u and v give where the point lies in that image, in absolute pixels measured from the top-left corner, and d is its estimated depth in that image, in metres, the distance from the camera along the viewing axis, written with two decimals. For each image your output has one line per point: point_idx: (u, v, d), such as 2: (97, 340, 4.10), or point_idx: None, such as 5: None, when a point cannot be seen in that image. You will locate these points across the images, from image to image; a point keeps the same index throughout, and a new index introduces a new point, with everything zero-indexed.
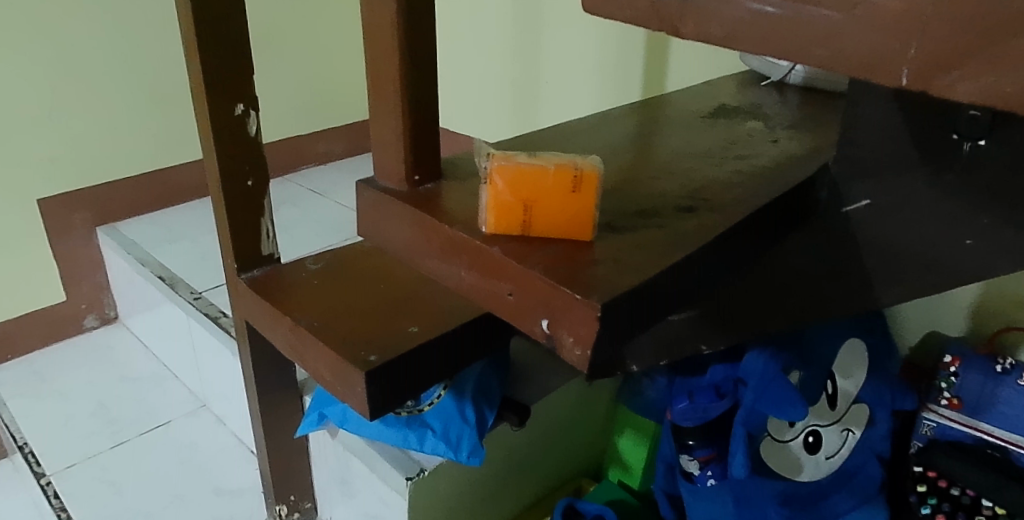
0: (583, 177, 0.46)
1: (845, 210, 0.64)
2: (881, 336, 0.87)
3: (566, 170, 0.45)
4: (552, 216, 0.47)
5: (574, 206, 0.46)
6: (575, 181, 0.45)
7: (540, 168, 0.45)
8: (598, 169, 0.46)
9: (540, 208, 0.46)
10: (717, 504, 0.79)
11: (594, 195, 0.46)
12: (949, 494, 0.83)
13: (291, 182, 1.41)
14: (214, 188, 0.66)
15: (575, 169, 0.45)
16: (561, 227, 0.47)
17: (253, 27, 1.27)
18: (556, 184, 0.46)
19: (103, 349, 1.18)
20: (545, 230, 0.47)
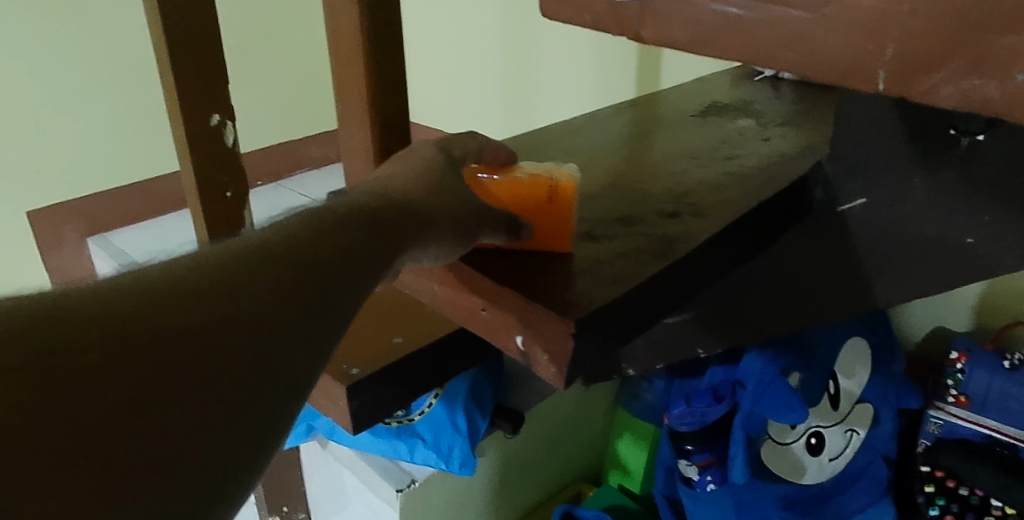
0: (557, 185, 0.45)
1: (840, 210, 0.63)
2: (883, 335, 0.84)
3: (540, 181, 0.46)
4: (527, 228, 0.46)
5: (547, 218, 0.45)
6: (548, 190, 0.45)
7: (515, 179, 0.46)
8: (574, 181, 0.46)
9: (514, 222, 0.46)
10: (718, 510, 0.78)
11: (570, 207, 0.45)
12: (958, 495, 0.81)
13: (285, 185, 1.40)
14: (193, 201, 0.65)
15: (549, 180, 0.46)
16: (538, 240, 0.46)
17: (233, 31, 1.26)
18: (529, 196, 0.45)
19: None
20: (522, 244, 0.46)
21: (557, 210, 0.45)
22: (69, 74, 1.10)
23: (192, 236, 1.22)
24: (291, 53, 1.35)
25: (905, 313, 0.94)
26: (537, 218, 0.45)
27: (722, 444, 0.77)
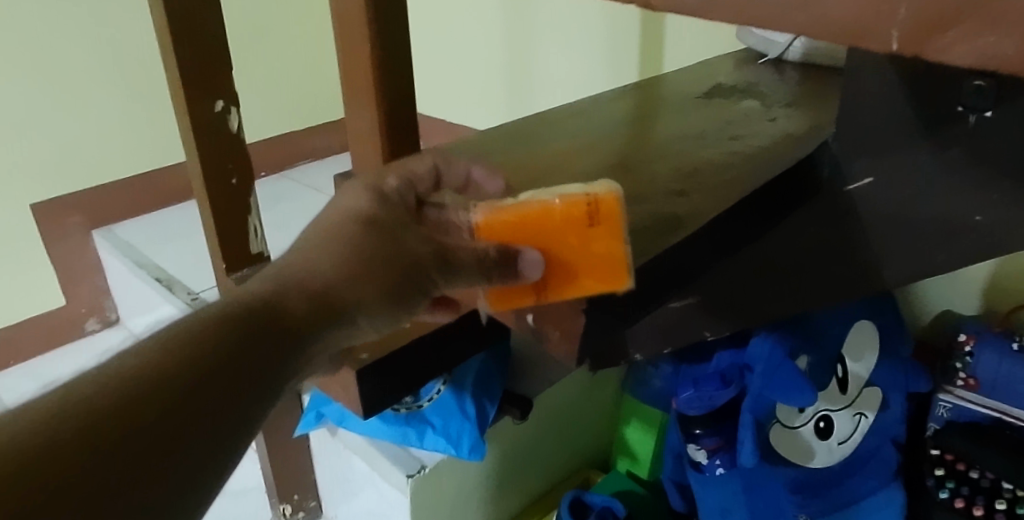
0: (600, 206, 0.37)
1: (849, 188, 0.60)
2: (892, 318, 0.84)
3: (576, 203, 0.37)
4: (573, 269, 0.39)
5: (598, 247, 0.38)
6: (587, 212, 0.37)
7: (543, 207, 0.38)
8: (615, 192, 0.37)
9: (553, 259, 0.38)
10: (727, 494, 0.78)
11: (614, 227, 0.37)
12: (968, 478, 0.80)
13: (288, 176, 1.40)
14: (198, 188, 0.65)
15: (586, 197, 0.37)
16: (589, 278, 0.39)
17: (235, 19, 1.26)
18: (563, 222, 0.37)
19: (103, 351, 1.19)
20: (569, 287, 0.39)
21: (606, 236, 0.38)
22: (71, 65, 1.11)
23: (197, 228, 1.23)
24: (292, 44, 1.35)
25: (916, 295, 0.94)
26: (584, 249, 0.38)
27: (730, 428, 0.77)
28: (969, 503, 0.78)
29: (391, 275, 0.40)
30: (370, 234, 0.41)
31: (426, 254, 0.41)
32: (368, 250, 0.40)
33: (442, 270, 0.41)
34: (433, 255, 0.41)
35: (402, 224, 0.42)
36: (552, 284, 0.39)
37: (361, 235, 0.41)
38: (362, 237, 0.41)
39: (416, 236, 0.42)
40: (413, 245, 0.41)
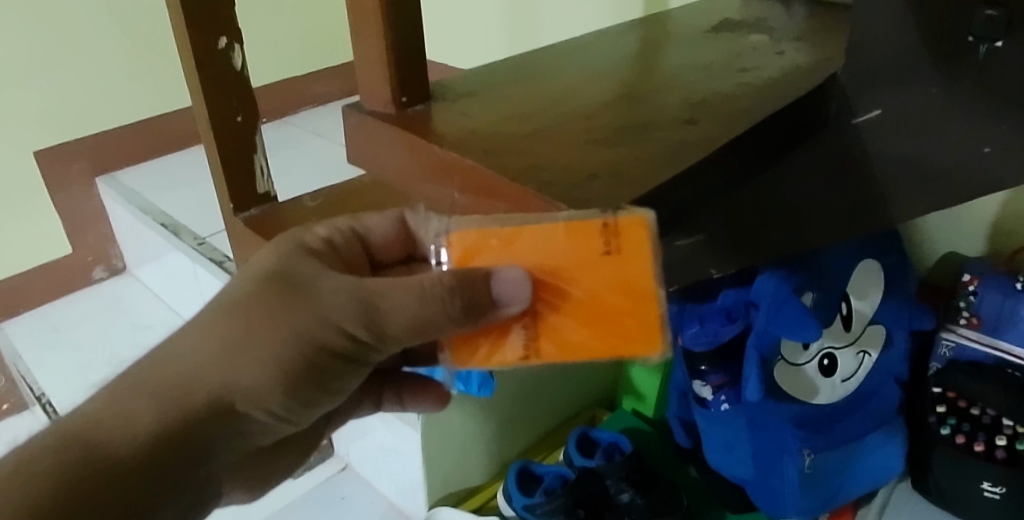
0: (621, 228, 0.33)
1: (856, 121, 0.63)
2: (897, 257, 0.84)
3: (591, 226, 0.33)
4: (581, 309, 0.33)
5: (615, 289, 0.33)
6: (606, 235, 0.33)
7: (548, 230, 0.33)
8: (641, 223, 0.33)
9: (559, 295, 0.33)
10: (732, 428, 0.81)
11: (634, 263, 0.33)
12: (969, 415, 0.81)
13: (289, 124, 1.39)
14: (203, 126, 0.64)
15: (602, 219, 0.33)
16: (603, 329, 0.34)
17: None
18: (577, 245, 0.33)
19: (113, 300, 1.22)
20: (572, 333, 0.34)
21: (629, 272, 0.33)
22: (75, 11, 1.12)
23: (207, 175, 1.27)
24: None
25: (921, 235, 0.93)
26: (597, 286, 0.33)
27: (737, 365, 0.78)
28: (970, 439, 0.79)
29: (307, 342, 0.34)
30: (273, 302, 0.34)
31: (347, 316, 0.33)
32: (270, 328, 0.34)
33: (373, 333, 0.34)
34: (357, 314, 0.33)
35: (316, 270, 0.35)
36: (549, 328, 0.34)
37: (256, 307, 0.34)
38: (270, 307, 0.34)
39: (338, 287, 0.34)
40: (337, 306, 0.33)
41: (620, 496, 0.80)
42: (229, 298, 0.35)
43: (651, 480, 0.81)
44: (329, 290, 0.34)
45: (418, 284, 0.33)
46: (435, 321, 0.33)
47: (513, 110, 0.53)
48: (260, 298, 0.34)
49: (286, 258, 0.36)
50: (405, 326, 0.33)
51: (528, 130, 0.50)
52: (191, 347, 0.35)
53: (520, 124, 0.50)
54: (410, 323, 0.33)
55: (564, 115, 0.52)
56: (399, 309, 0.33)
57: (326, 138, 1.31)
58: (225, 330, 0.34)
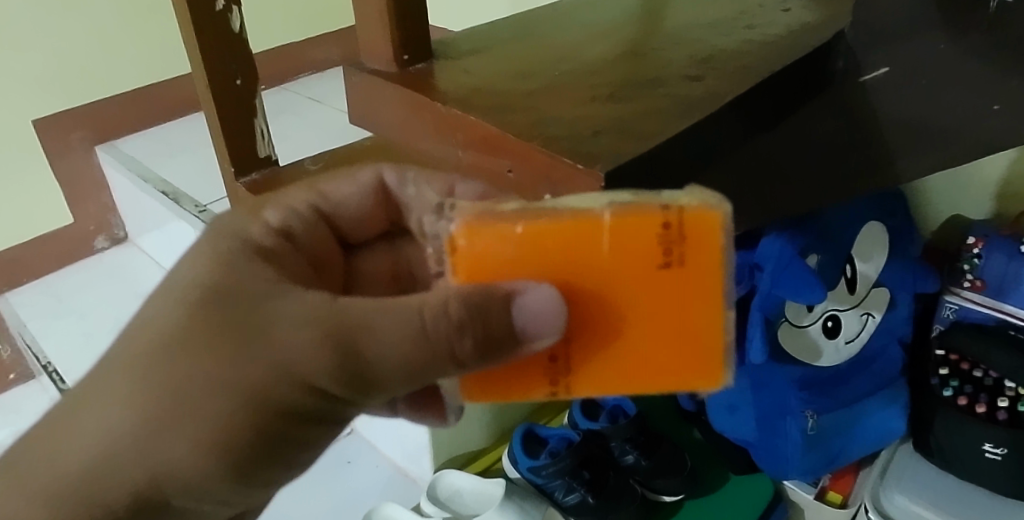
0: (690, 223, 0.27)
1: (862, 80, 0.62)
2: (903, 219, 0.83)
3: (650, 222, 0.27)
4: (627, 333, 0.29)
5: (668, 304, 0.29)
6: (664, 239, 0.27)
7: (589, 230, 0.27)
8: (714, 219, 0.27)
9: (601, 313, 0.29)
10: (736, 390, 0.81)
11: (700, 269, 0.28)
12: (972, 377, 0.81)
13: (288, 91, 1.38)
14: (203, 89, 0.64)
15: (665, 214, 0.27)
16: (658, 354, 0.29)
17: None
18: (626, 253, 0.28)
19: (116, 268, 1.23)
20: (616, 359, 0.30)
21: (688, 285, 0.28)
22: None
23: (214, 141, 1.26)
24: None
25: (924, 197, 0.92)
26: (653, 302, 0.28)
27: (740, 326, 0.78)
28: (972, 401, 0.79)
29: (261, 393, 0.32)
30: (205, 341, 0.32)
31: (323, 368, 0.31)
32: (213, 384, 0.31)
33: (355, 384, 0.31)
34: (334, 363, 0.30)
35: (256, 295, 0.33)
36: (584, 353, 0.30)
37: (193, 357, 0.32)
38: (202, 347, 0.32)
39: (290, 320, 0.31)
40: (291, 348, 0.31)
41: (624, 458, 0.83)
42: (156, 338, 0.32)
43: (655, 443, 0.83)
44: (274, 324, 0.31)
45: (414, 315, 0.30)
46: (436, 357, 0.30)
47: (516, 68, 0.52)
48: (191, 339, 0.32)
49: (225, 289, 0.33)
50: (399, 367, 0.31)
51: (533, 87, 0.49)
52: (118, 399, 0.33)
53: (524, 81, 0.50)
54: (383, 365, 0.31)
55: (568, 73, 0.51)
56: (380, 348, 0.30)
57: (325, 103, 1.30)
58: (158, 377, 0.32)
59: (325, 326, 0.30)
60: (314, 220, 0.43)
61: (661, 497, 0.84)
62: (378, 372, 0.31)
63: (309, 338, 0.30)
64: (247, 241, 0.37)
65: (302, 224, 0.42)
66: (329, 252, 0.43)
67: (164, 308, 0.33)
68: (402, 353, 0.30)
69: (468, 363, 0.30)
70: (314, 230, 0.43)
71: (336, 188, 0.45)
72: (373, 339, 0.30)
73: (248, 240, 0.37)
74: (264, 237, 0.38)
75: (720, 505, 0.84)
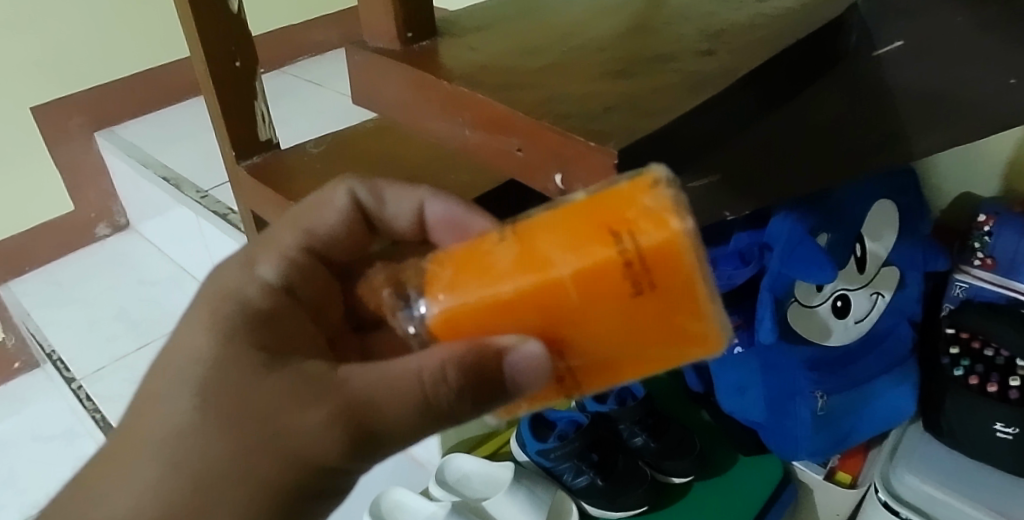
0: (655, 255, 0.25)
1: (876, 53, 0.60)
2: (915, 195, 0.82)
3: (614, 270, 0.25)
4: (623, 362, 0.29)
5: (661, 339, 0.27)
6: (629, 274, 0.25)
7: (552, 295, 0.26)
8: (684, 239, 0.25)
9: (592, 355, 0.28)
10: (745, 370, 0.80)
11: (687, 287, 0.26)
12: (982, 356, 0.79)
13: (287, 74, 1.36)
14: (201, 70, 0.62)
15: (623, 256, 0.25)
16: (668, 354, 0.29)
17: None
18: (595, 296, 0.26)
19: (118, 255, 1.23)
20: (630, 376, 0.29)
21: (672, 311, 0.26)
22: None
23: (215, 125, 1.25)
24: None
25: (934, 175, 0.90)
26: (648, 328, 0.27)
27: (749, 306, 0.77)
28: (983, 380, 0.78)
29: (288, 479, 0.32)
30: (226, 427, 0.32)
31: (337, 447, 0.31)
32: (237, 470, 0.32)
33: (366, 451, 0.31)
34: (346, 439, 0.31)
35: (259, 377, 0.33)
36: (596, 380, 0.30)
37: (217, 442, 0.32)
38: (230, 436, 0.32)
39: (295, 401, 0.31)
40: (303, 429, 0.31)
41: (634, 440, 0.83)
42: (177, 428, 0.33)
43: (664, 426, 0.83)
44: (280, 408, 0.31)
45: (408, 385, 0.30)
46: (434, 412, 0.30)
47: (522, 45, 0.51)
48: (211, 428, 0.32)
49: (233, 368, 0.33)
50: (407, 430, 0.31)
51: (541, 64, 0.48)
52: (144, 493, 0.33)
53: (531, 58, 0.49)
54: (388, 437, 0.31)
55: (575, 49, 0.50)
56: (383, 422, 0.31)
57: (325, 87, 1.28)
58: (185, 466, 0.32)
59: (329, 403, 0.31)
60: (311, 263, 0.42)
61: (671, 478, 0.83)
62: (383, 444, 0.31)
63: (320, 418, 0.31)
64: (243, 303, 0.37)
65: (301, 277, 0.41)
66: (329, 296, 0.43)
67: (178, 395, 0.34)
68: (398, 420, 0.31)
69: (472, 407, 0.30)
70: (314, 276, 0.42)
71: (321, 226, 0.43)
72: (373, 421, 0.31)
73: (246, 306, 0.37)
74: (262, 300, 0.38)
75: (728, 488, 0.84)
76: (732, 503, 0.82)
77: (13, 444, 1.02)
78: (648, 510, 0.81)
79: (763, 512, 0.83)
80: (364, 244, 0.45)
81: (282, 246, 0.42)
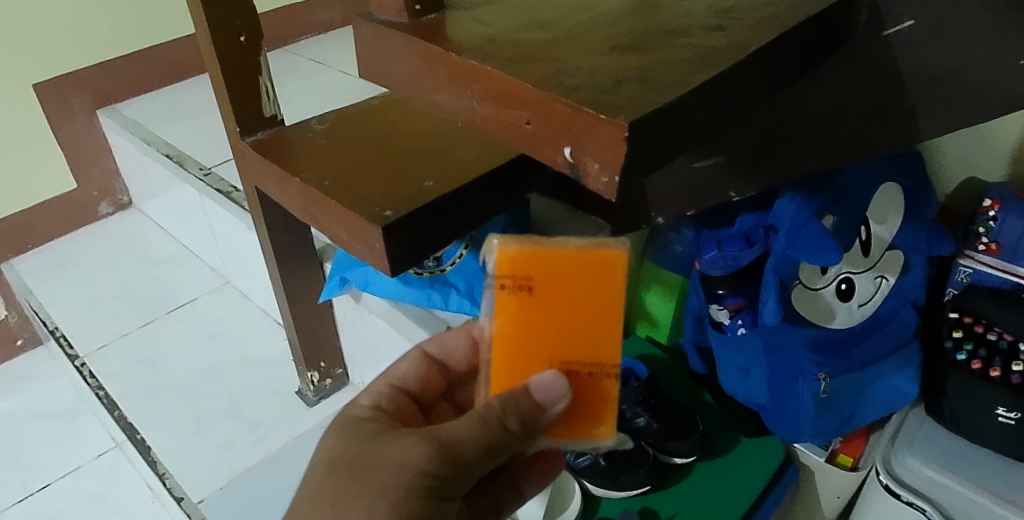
0: (505, 266, 0.41)
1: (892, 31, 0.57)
2: (920, 179, 0.82)
3: (502, 292, 0.42)
4: (596, 326, 0.42)
5: (585, 292, 0.42)
6: (511, 285, 0.42)
7: (498, 331, 0.43)
8: (508, 242, 0.41)
9: (579, 341, 0.43)
10: (748, 353, 0.80)
11: (539, 255, 0.41)
12: (985, 339, 0.79)
13: (291, 52, 1.35)
14: (206, 45, 0.62)
15: (497, 285, 0.42)
16: (591, 297, 0.42)
17: None
18: (510, 311, 0.42)
19: (121, 234, 1.23)
20: (594, 327, 0.42)
21: (564, 274, 0.42)
22: None
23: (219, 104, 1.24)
24: None
25: (940, 160, 0.90)
26: (551, 292, 0.42)
27: (754, 288, 0.77)
28: (986, 365, 0.78)
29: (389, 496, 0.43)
30: (346, 474, 0.45)
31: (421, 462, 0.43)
32: (353, 491, 0.44)
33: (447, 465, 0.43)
34: (426, 454, 0.43)
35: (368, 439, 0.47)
36: (583, 349, 0.43)
37: (342, 478, 0.45)
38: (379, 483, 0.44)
39: (392, 445, 0.45)
40: (402, 456, 0.44)
41: (635, 421, 0.83)
42: (315, 484, 0.46)
43: (666, 407, 0.83)
44: (387, 456, 0.45)
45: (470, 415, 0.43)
46: (500, 437, 0.43)
47: (531, 19, 0.50)
48: (336, 475, 0.45)
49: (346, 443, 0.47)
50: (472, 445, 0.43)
51: (550, 37, 0.47)
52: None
53: (539, 32, 0.48)
54: (470, 460, 0.43)
55: (583, 22, 0.50)
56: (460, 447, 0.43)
57: (328, 66, 1.27)
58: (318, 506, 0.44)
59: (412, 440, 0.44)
60: (399, 395, 0.55)
61: (673, 460, 0.83)
62: (466, 466, 0.43)
63: (416, 452, 0.44)
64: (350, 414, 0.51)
65: (388, 399, 0.54)
66: (415, 415, 0.55)
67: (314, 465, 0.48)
68: (476, 446, 0.43)
69: (536, 433, 0.43)
70: (397, 400, 0.54)
71: (405, 375, 0.56)
72: (459, 447, 0.43)
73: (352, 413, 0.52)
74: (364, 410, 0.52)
75: (727, 472, 0.84)
76: (730, 488, 0.82)
77: (17, 421, 1.02)
78: (649, 490, 0.81)
79: (754, 506, 0.82)
80: (439, 383, 0.57)
81: (373, 388, 0.55)
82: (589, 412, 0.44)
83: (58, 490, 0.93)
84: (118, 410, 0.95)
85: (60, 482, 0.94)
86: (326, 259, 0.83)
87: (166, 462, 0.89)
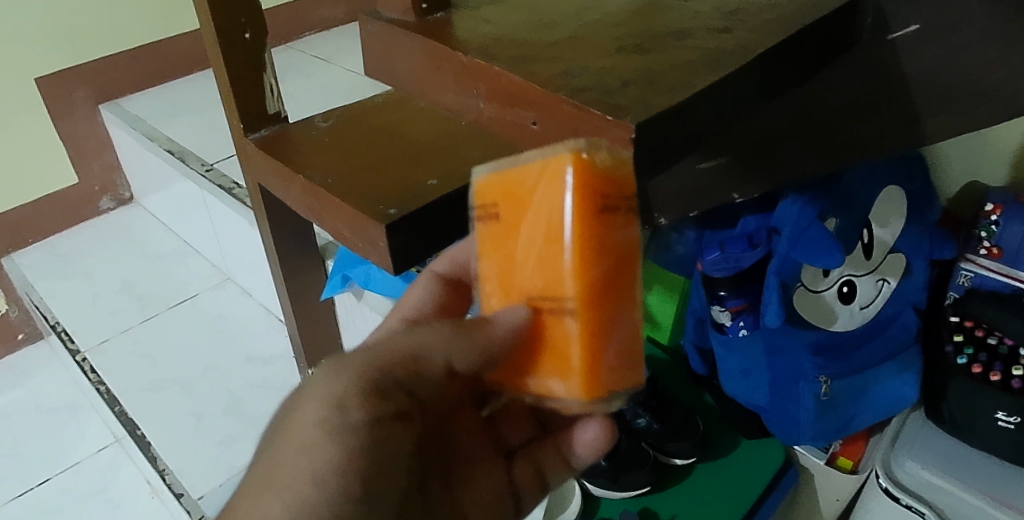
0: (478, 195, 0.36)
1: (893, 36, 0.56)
2: (923, 182, 0.81)
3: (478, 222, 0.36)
4: (554, 258, 0.33)
5: (540, 221, 0.33)
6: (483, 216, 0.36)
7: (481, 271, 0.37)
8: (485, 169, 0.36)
9: (539, 277, 0.34)
10: (749, 354, 0.80)
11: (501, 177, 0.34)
12: (986, 344, 0.79)
13: (294, 49, 1.35)
14: (210, 41, 0.62)
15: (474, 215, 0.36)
16: (542, 225, 0.33)
17: None
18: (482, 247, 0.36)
19: (123, 229, 1.23)
20: (551, 262, 0.33)
21: (518, 198, 0.33)
22: None
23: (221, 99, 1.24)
24: None
25: (942, 164, 0.90)
26: (510, 222, 0.34)
27: (756, 290, 0.77)
28: (986, 369, 0.78)
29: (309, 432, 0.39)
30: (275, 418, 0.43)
31: (333, 388, 0.39)
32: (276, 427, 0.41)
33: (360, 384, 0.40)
34: (337, 377, 0.40)
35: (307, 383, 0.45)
36: (542, 289, 0.34)
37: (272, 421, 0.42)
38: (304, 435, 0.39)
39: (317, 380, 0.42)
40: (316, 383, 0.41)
41: (635, 421, 0.83)
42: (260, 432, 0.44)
43: (666, 408, 0.84)
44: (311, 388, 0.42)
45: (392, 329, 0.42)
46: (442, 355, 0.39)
47: (537, 19, 0.50)
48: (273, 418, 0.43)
49: None
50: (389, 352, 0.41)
51: (556, 38, 0.47)
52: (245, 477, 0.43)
53: (545, 32, 0.48)
54: (388, 378, 0.40)
55: (589, 23, 0.50)
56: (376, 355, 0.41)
57: (331, 63, 1.27)
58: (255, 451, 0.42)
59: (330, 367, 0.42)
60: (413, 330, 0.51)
61: (673, 461, 0.83)
62: (385, 382, 0.40)
63: (333, 380, 0.40)
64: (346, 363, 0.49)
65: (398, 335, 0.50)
66: None
67: None
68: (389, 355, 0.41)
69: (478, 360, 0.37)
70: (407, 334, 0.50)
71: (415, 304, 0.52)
72: (372, 359, 0.40)
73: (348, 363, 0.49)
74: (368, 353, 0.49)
75: (727, 473, 0.84)
76: (730, 489, 0.82)
77: (18, 415, 1.02)
78: (649, 491, 0.81)
79: (756, 505, 0.82)
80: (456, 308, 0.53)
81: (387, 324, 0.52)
82: (555, 358, 0.35)
83: (58, 485, 0.93)
84: (119, 405, 0.95)
85: (60, 477, 0.94)
86: (328, 256, 0.83)
87: (167, 458, 0.89)
